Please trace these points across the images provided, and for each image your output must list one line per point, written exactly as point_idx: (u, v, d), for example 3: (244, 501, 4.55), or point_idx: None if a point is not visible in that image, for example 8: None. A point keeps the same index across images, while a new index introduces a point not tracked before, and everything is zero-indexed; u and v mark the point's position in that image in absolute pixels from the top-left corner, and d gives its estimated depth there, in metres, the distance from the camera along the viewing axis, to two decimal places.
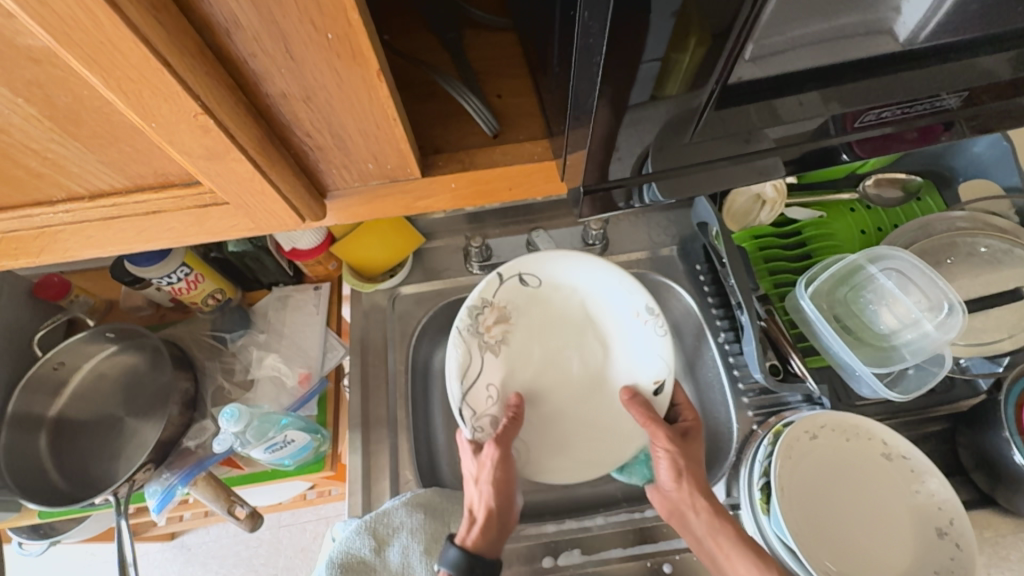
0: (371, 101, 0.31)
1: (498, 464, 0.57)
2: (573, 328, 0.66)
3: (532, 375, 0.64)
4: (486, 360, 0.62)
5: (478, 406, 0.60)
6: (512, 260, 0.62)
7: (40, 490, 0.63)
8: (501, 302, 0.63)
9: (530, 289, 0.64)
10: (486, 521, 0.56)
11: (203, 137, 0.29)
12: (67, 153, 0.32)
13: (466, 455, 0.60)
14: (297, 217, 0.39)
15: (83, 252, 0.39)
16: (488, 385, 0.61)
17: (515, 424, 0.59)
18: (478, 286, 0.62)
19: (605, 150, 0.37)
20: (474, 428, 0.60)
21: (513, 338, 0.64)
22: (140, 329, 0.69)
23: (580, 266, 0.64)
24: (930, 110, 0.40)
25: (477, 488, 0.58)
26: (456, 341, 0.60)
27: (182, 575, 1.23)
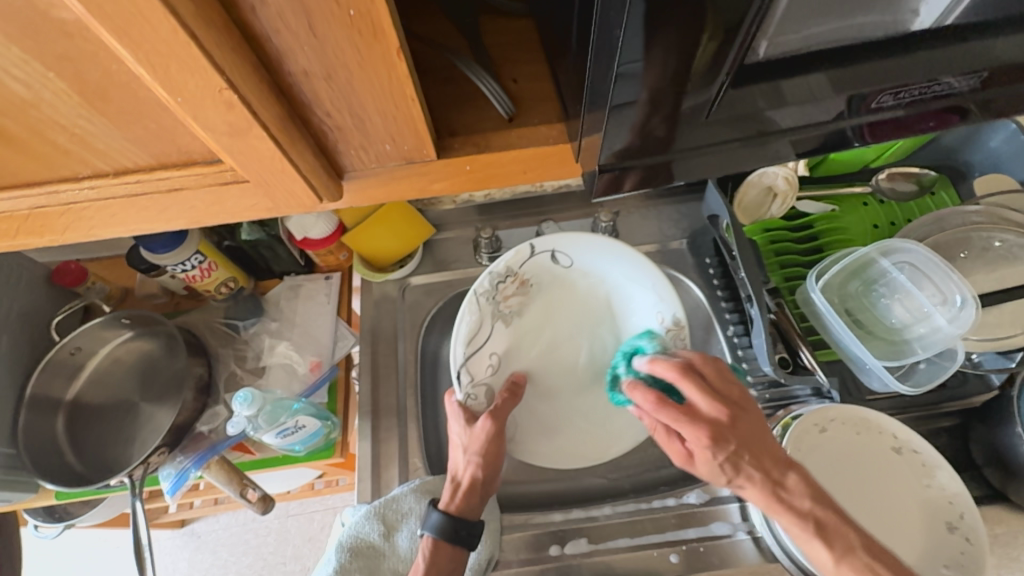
0: (390, 80, 0.32)
1: (491, 438, 0.56)
2: (591, 315, 0.65)
3: (537, 352, 0.64)
4: (495, 329, 0.61)
5: (478, 373, 0.60)
6: (550, 236, 0.60)
7: (57, 471, 0.65)
8: (526, 275, 0.62)
9: (559, 268, 0.63)
10: (470, 488, 0.56)
11: (227, 113, 0.30)
12: (94, 129, 0.33)
13: (453, 424, 0.59)
14: (314, 197, 0.40)
15: (107, 230, 0.40)
16: (490, 354, 0.61)
17: (511, 401, 0.59)
18: (507, 255, 0.61)
19: (618, 134, 0.37)
20: (468, 393, 0.59)
21: (527, 311, 0.64)
22: (156, 315, 0.70)
23: (612, 252, 0.62)
24: (944, 93, 0.39)
25: (465, 457, 0.57)
26: (471, 302, 0.59)
27: (192, 561, 1.25)
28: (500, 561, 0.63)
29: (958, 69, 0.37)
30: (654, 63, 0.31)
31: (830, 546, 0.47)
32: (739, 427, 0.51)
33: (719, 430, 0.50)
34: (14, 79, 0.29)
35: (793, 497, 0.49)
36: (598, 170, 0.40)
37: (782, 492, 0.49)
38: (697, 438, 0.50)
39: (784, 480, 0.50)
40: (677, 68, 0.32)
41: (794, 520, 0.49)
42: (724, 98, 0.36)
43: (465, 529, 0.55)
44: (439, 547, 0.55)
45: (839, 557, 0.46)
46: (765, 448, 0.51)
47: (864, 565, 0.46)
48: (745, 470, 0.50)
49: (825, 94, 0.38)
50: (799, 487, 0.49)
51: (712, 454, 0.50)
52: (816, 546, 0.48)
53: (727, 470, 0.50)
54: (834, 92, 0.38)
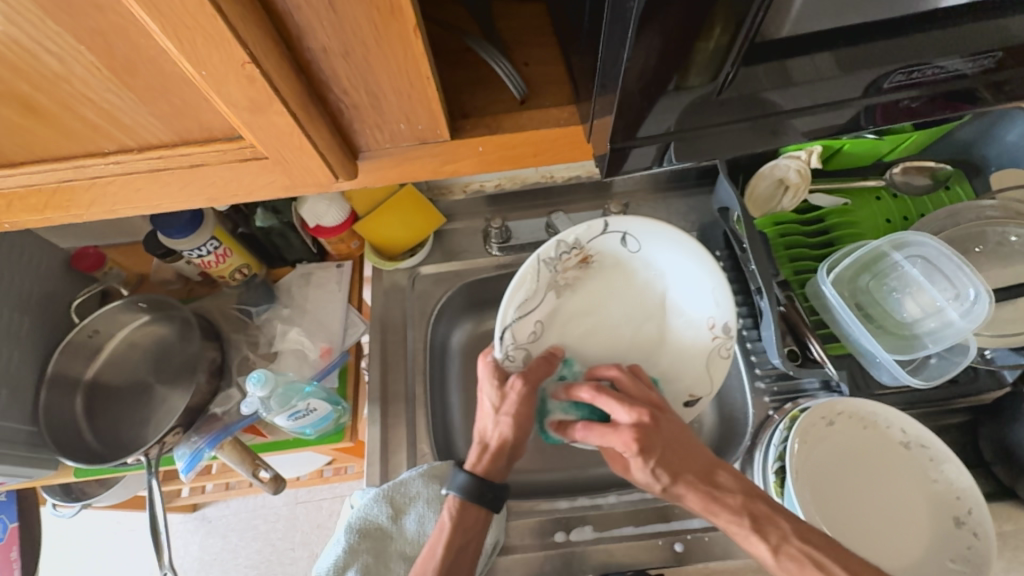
0: (407, 58, 0.32)
1: (523, 400, 0.57)
2: (641, 307, 0.65)
3: (580, 329, 0.65)
4: (547, 298, 0.63)
5: (520, 337, 0.62)
6: (624, 216, 0.60)
7: (75, 449, 0.66)
8: (591, 250, 0.62)
9: (625, 252, 0.63)
10: (498, 450, 0.57)
11: (248, 87, 0.31)
12: (121, 104, 0.34)
13: (485, 382, 0.59)
14: (330, 175, 0.41)
15: (130, 206, 0.41)
16: (535, 321, 0.62)
17: (546, 368, 0.60)
18: (579, 227, 0.61)
19: (629, 116, 0.37)
20: (507, 355, 0.61)
21: (582, 287, 0.64)
22: (172, 299, 0.72)
23: (679, 244, 0.61)
24: (950, 74, 0.39)
25: (496, 419, 0.58)
26: (532, 266, 0.60)
27: (204, 545, 1.27)
28: (506, 547, 0.64)
29: (971, 51, 0.37)
30: (664, 44, 0.32)
31: (766, 538, 0.47)
32: (662, 430, 0.53)
33: (644, 434, 0.51)
34: (48, 53, 0.30)
35: (726, 494, 0.50)
36: (610, 152, 0.41)
37: (717, 492, 0.50)
38: (626, 445, 0.51)
39: (718, 481, 0.51)
40: (688, 47, 0.32)
41: (731, 518, 0.49)
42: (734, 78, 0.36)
43: (489, 492, 0.56)
44: (464, 510, 0.56)
45: (775, 548, 0.47)
46: (687, 452, 0.52)
47: (800, 553, 0.46)
48: (680, 476, 0.52)
49: (834, 75, 0.38)
50: (731, 484, 0.51)
51: (643, 461, 0.51)
52: (753, 540, 0.48)
53: (660, 475, 0.52)
54: (844, 73, 0.38)
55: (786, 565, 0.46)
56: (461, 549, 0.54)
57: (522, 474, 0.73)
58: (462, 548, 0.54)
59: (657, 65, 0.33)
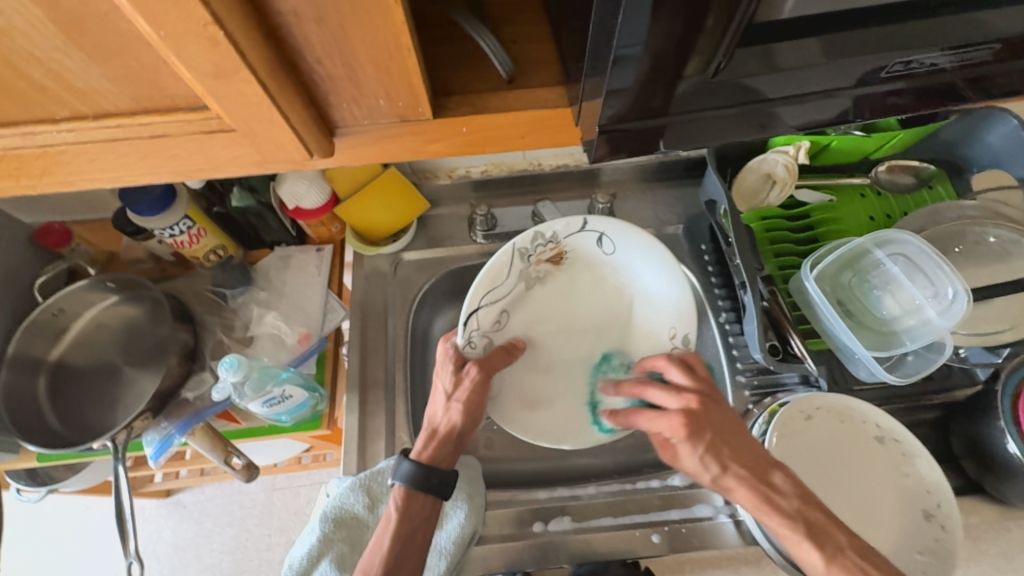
0: (384, 26, 0.31)
1: (477, 386, 0.57)
2: (606, 310, 0.65)
3: (544, 322, 0.65)
4: (516, 288, 0.62)
5: (484, 325, 0.61)
6: (604, 218, 0.61)
7: (37, 432, 0.63)
8: (565, 247, 0.63)
9: (599, 253, 0.63)
10: (445, 436, 0.57)
11: (211, 51, 0.29)
12: (71, 65, 0.32)
13: (442, 368, 0.59)
14: (304, 151, 0.39)
15: (87, 177, 0.39)
16: (501, 310, 0.62)
17: (505, 357, 0.60)
18: (557, 221, 0.61)
19: (617, 98, 0.36)
20: (467, 341, 0.60)
21: (552, 282, 0.64)
22: (141, 280, 0.69)
23: (651, 251, 0.61)
24: (922, 69, 0.39)
25: (446, 404, 0.58)
26: (507, 253, 0.60)
27: (177, 531, 1.24)
28: (482, 537, 0.64)
29: (956, 45, 0.36)
30: (653, 25, 0.30)
31: (820, 548, 0.46)
32: (710, 416, 0.53)
33: (693, 420, 0.52)
34: None
35: (782, 497, 0.49)
36: (596, 136, 0.40)
37: (772, 493, 0.49)
38: (674, 430, 0.53)
39: (772, 482, 0.50)
40: (679, 29, 0.31)
41: (783, 521, 0.48)
42: (729, 60, 0.35)
43: (436, 477, 0.55)
44: (411, 497, 0.55)
45: (829, 558, 0.46)
46: (738, 442, 0.52)
47: (854, 566, 0.45)
48: (730, 466, 0.51)
49: (823, 62, 0.37)
50: (788, 487, 0.49)
51: (692, 446, 0.52)
52: (806, 547, 0.47)
53: (710, 464, 0.52)
54: (833, 60, 0.37)
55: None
56: (409, 537, 0.54)
57: (502, 464, 0.73)
58: (410, 535, 0.54)
59: (646, 47, 0.32)
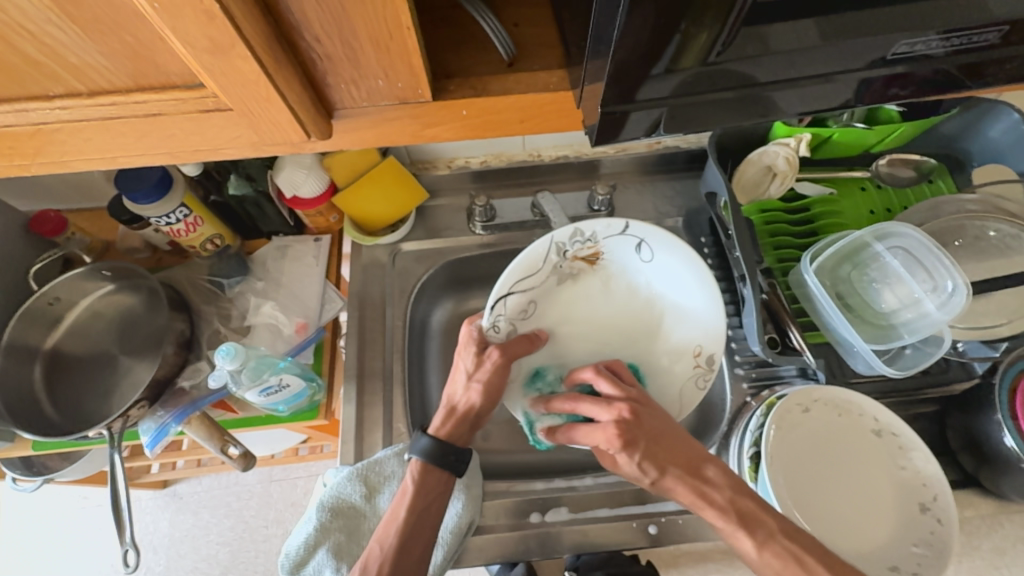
0: (383, 3, 0.30)
1: (498, 368, 0.58)
2: (633, 314, 0.65)
3: (567, 318, 0.65)
4: (547, 281, 0.63)
5: (511, 312, 0.62)
6: (646, 225, 0.60)
7: (32, 420, 0.63)
8: (603, 248, 0.63)
9: (636, 259, 0.63)
10: (463, 416, 0.58)
11: (206, 25, 0.29)
12: (64, 39, 0.31)
13: (464, 348, 0.60)
14: (302, 132, 0.39)
15: (82, 157, 0.39)
16: (528, 301, 0.62)
17: (527, 344, 0.60)
18: (600, 221, 0.61)
19: (621, 81, 0.36)
20: (493, 325, 0.60)
21: (582, 281, 0.65)
22: (137, 268, 0.68)
23: (687, 265, 0.61)
24: (915, 54, 0.38)
25: (467, 385, 0.58)
26: (545, 245, 0.61)
27: (174, 522, 1.24)
28: (480, 527, 0.64)
29: (961, 28, 0.36)
30: (655, 6, 0.30)
31: (752, 534, 0.47)
32: (643, 423, 0.53)
33: (626, 429, 0.52)
34: None
35: (715, 491, 0.50)
36: (599, 120, 0.39)
37: (705, 488, 0.50)
38: (609, 442, 0.52)
39: (705, 475, 0.51)
40: (683, 9, 0.31)
41: (717, 515, 0.49)
42: (731, 43, 0.34)
43: (453, 454, 0.56)
44: (428, 472, 0.56)
45: (760, 544, 0.46)
46: (672, 445, 0.53)
47: (785, 551, 0.46)
48: (666, 468, 0.52)
49: (827, 45, 0.36)
50: (719, 479, 0.50)
51: (628, 455, 0.52)
52: (740, 537, 0.47)
53: (648, 469, 0.52)
54: (838, 42, 0.36)
55: (770, 562, 0.46)
56: (424, 511, 0.54)
57: (500, 456, 0.73)
58: (426, 508, 0.54)
59: (649, 30, 0.31)
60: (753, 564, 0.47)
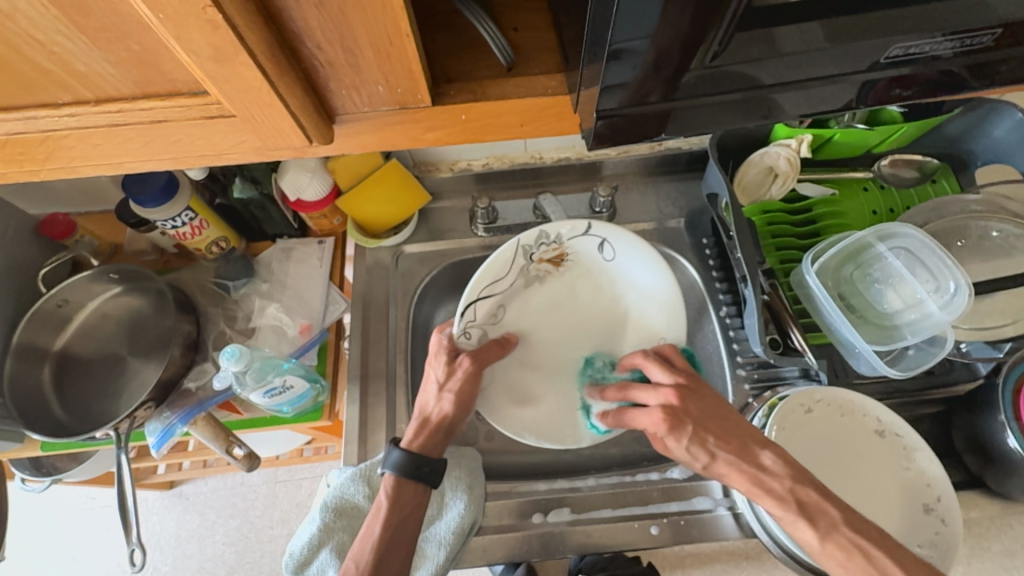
0: (383, 10, 0.31)
1: (468, 377, 0.59)
2: (602, 313, 0.66)
3: (536, 318, 0.66)
4: (514, 283, 0.62)
5: (480, 318, 0.62)
6: (609, 225, 0.60)
7: (41, 421, 0.64)
8: (568, 248, 0.62)
9: (600, 258, 0.63)
10: (436, 425, 0.59)
11: (211, 34, 0.29)
12: (73, 48, 0.32)
13: (435, 357, 0.60)
14: (304, 137, 0.39)
15: (90, 163, 0.39)
16: (495, 305, 0.62)
17: (498, 351, 0.62)
18: (562, 222, 0.60)
19: (616, 85, 0.36)
20: (463, 334, 0.61)
21: (550, 281, 0.65)
22: (144, 271, 0.69)
23: (651, 268, 0.62)
24: (922, 54, 0.38)
25: (440, 394, 0.59)
26: (510, 248, 0.59)
27: (180, 523, 1.25)
28: (483, 527, 0.64)
29: (963, 29, 0.36)
30: (652, 11, 0.30)
31: (813, 525, 0.46)
32: (692, 408, 0.54)
33: (674, 413, 0.53)
34: None
35: (771, 479, 0.49)
36: (594, 124, 0.40)
37: (761, 475, 0.50)
38: (657, 425, 0.54)
39: (759, 462, 0.51)
40: (677, 12, 0.31)
41: (775, 504, 0.48)
42: (727, 46, 0.35)
43: (426, 466, 0.57)
44: (401, 487, 0.56)
45: (822, 535, 0.46)
46: (723, 427, 0.53)
47: (849, 543, 0.45)
48: (717, 453, 0.52)
49: (827, 46, 0.36)
50: (777, 467, 0.50)
51: (677, 439, 0.53)
52: (800, 526, 0.47)
53: (698, 454, 0.53)
54: (837, 44, 0.36)
55: (834, 553, 0.45)
56: (399, 525, 0.55)
57: (502, 456, 0.73)
58: (399, 524, 0.55)
59: (641, 34, 0.32)
60: (815, 555, 0.46)
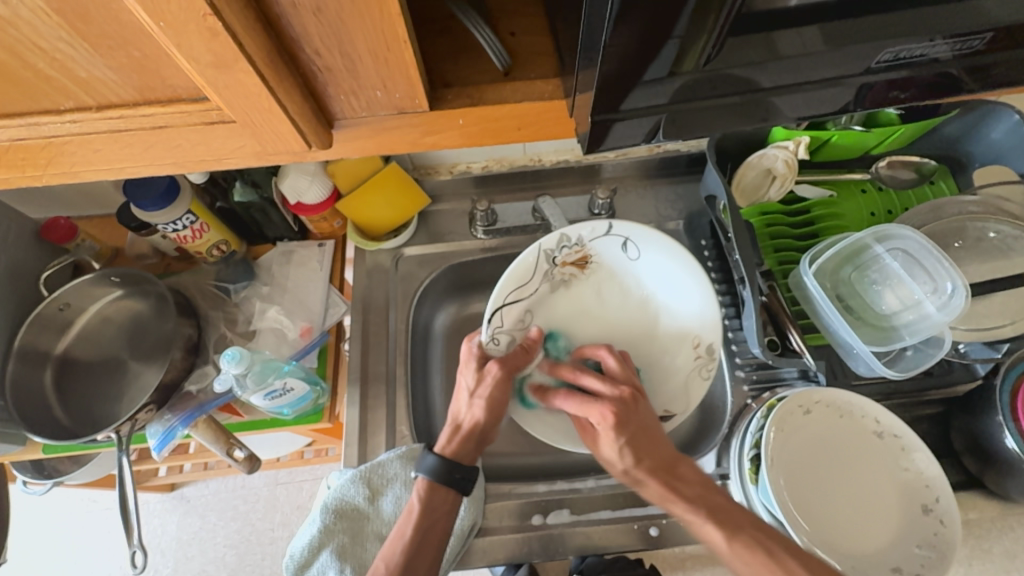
0: (380, 17, 0.31)
1: (499, 383, 0.58)
2: (632, 316, 0.67)
3: (567, 325, 0.66)
4: (542, 288, 0.65)
5: (508, 322, 0.63)
6: (629, 223, 0.63)
7: (43, 424, 0.64)
8: (591, 250, 0.65)
9: (624, 258, 0.65)
10: (469, 433, 0.58)
11: (211, 41, 0.30)
12: (75, 55, 0.32)
13: (465, 366, 0.60)
14: (304, 142, 0.40)
15: (91, 167, 0.40)
16: (524, 310, 0.64)
17: (525, 356, 0.61)
18: (585, 224, 0.63)
19: (612, 89, 0.36)
20: (492, 337, 0.62)
21: (576, 286, 0.66)
22: (145, 274, 0.70)
23: (674, 261, 0.63)
24: (922, 58, 0.38)
25: (470, 402, 0.58)
26: (534, 252, 0.63)
27: (181, 525, 1.26)
28: (483, 528, 0.64)
29: (958, 33, 0.36)
30: (645, 17, 0.31)
31: (722, 526, 0.49)
32: (638, 414, 0.56)
33: (623, 412, 0.55)
34: None
35: (686, 486, 0.52)
36: (590, 127, 0.40)
37: (677, 483, 0.53)
38: (602, 417, 0.54)
39: (678, 473, 0.53)
40: (671, 17, 0.31)
41: (688, 507, 0.51)
42: (721, 50, 0.35)
43: (459, 472, 0.56)
44: (433, 490, 0.56)
45: (731, 535, 0.48)
46: (656, 440, 0.55)
47: (753, 540, 0.47)
48: (644, 460, 0.54)
49: (820, 51, 0.37)
50: (692, 477, 0.53)
51: (615, 436, 0.54)
52: (710, 527, 0.49)
53: (626, 455, 0.54)
54: (830, 49, 0.37)
55: (740, 553, 0.47)
56: (429, 529, 0.55)
57: (502, 458, 0.74)
58: (430, 527, 0.55)
59: (635, 39, 0.32)
60: (722, 554, 0.48)
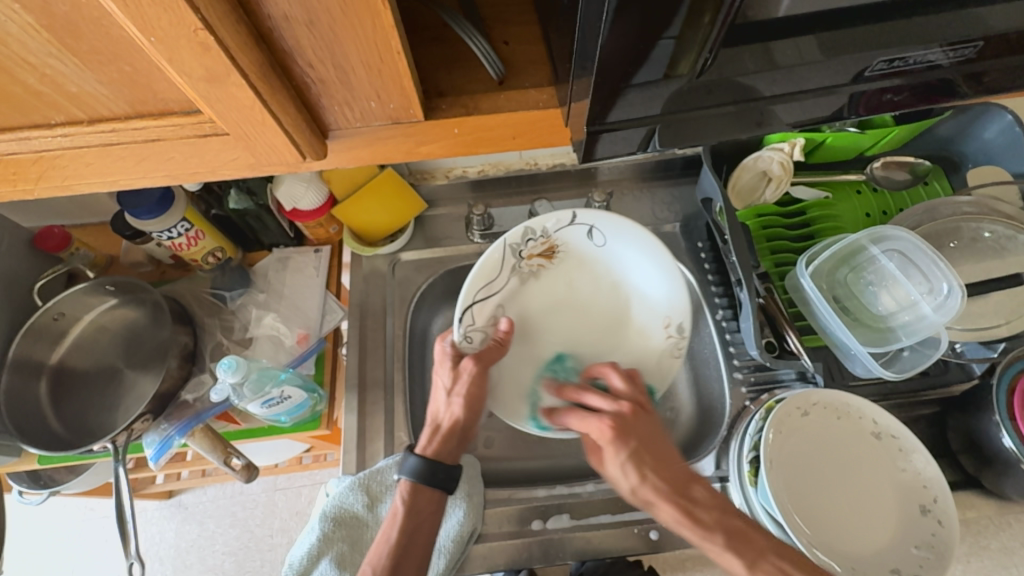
0: (373, 30, 0.31)
1: (475, 378, 0.59)
2: (604, 304, 0.66)
3: (538, 316, 0.66)
4: (510, 282, 0.63)
5: (480, 320, 0.62)
6: (593, 210, 0.62)
7: (39, 436, 0.63)
8: (556, 240, 0.64)
9: (590, 245, 0.64)
10: (448, 431, 0.59)
11: (203, 56, 0.29)
12: (65, 71, 0.32)
13: (441, 365, 0.61)
14: (297, 153, 0.40)
15: (84, 181, 0.40)
16: (496, 306, 0.63)
17: (500, 349, 0.61)
18: (546, 214, 0.63)
19: (606, 98, 0.36)
20: (465, 336, 0.61)
21: (545, 276, 0.65)
22: (140, 282, 0.69)
23: (640, 246, 0.63)
24: (919, 65, 0.38)
25: (448, 400, 0.59)
26: (499, 248, 0.61)
27: (179, 532, 1.25)
28: (483, 535, 0.64)
29: (950, 41, 0.36)
30: (637, 27, 0.31)
31: (741, 555, 0.49)
32: (638, 427, 0.56)
33: (620, 425, 0.55)
34: None
35: (701, 509, 0.52)
36: (585, 136, 0.40)
37: (692, 507, 0.52)
38: (602, 431, 0.55)
39: (691, 495, 0.53)
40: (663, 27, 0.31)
41: (704, 534, 0.51)
42: (714, 59, 0.35)
43: (442, 472, 0.57)
44: (416, 492, 0.57)
45: (751, 565, 0.48)
46: (661, 456, 0.55)
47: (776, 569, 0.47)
48: (648, 477, 0.53)
49: (815, 59, 0.37)
50: (706, 499, 0.52)
51: (615, 451, 0.54)
52: (728, 557, 0.49)
53: (630, 472, 0.54)
54: (825, 57, 0.37)
55: None
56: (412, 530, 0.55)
57: (501, 463, 0.73)
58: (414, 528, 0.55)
59: (628, 50, 0.32)
60: None
